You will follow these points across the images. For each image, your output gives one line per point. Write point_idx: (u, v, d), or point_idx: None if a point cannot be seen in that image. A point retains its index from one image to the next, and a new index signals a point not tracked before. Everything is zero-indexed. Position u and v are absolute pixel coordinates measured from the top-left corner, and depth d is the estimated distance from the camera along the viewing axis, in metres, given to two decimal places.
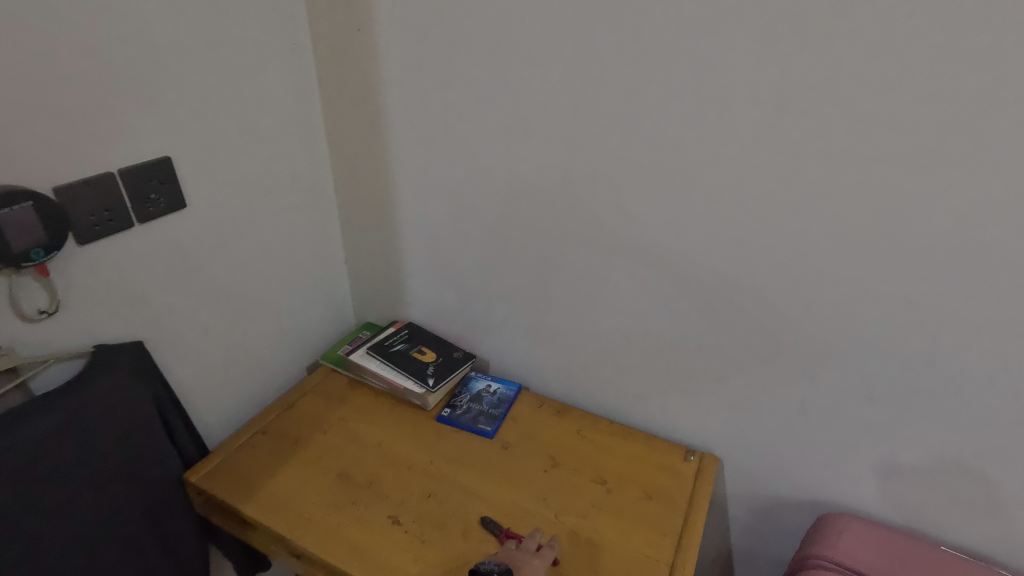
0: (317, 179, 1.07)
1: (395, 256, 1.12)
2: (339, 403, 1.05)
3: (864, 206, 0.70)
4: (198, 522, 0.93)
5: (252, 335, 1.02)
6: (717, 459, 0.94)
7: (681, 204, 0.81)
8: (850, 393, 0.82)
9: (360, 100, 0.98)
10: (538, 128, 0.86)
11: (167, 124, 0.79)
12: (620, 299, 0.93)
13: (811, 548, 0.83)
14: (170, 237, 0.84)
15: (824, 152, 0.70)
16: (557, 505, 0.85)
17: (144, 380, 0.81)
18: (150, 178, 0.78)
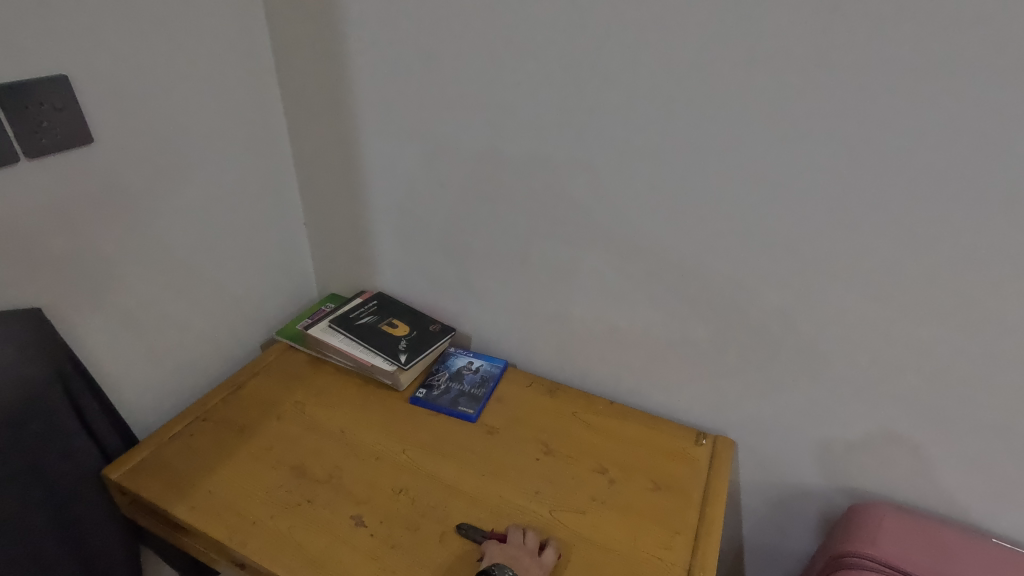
0: (266, 120, 0.91)
1: (361, 215, 0.96)
2: (296, 384, 0.90)
3: (936, 130, 0.57)
4: (126, 525, 0.79)
5: (190, 306, 0.86)
6: (732, 442, 0.82)
7: (699, 143, 0.67)
8: (897, 365, 0.69)
9: (312, 24, 0.82)
10: (528, 47, 0.71)
11: (61, 36, 0.63)
12: (622, 262, 0.79)
13: (845, 542, 0.72)
14: (74, 181, 0.67)
15: (891, 60, 0.56)
16: (551, 500, 0.72)
17: (39, 355, 0.66)
18: (41, 101, 0.62)
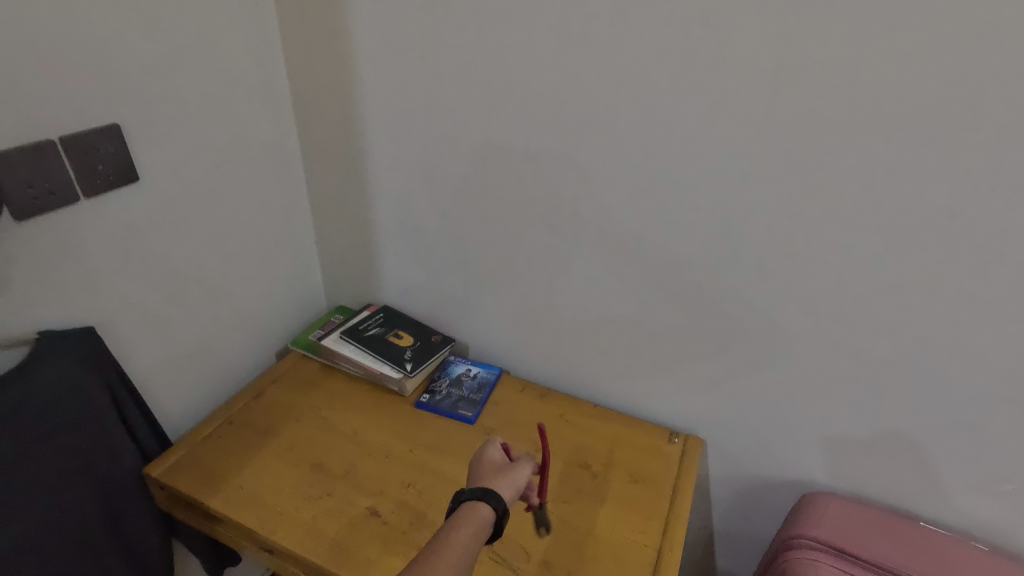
0: (284, 152, 1.00)
1: (369, 236, 1.06)
2: (311, 390, 1.00)
3: (861, 178, 0.68)
4: (161, 517, 0.88)
5: (216, 319, 0.96)
6: (702, 441, 0.93)
7: (669, 182, 0.78)
8: (839, 372, 0.80)
9: (329, 68, 0.92)
10: (521, 96, 0.81)
11: (114, 89, 0.72)
12: (604, 281, 0.90)
13: (797, 528, 0.82)
14: (123, 213, 0.77)
15: (824, 120, 0.67)
16: (541, 491, 0.83)
17: (95, 367, 0.75)
18: (98, 146, 0.71)
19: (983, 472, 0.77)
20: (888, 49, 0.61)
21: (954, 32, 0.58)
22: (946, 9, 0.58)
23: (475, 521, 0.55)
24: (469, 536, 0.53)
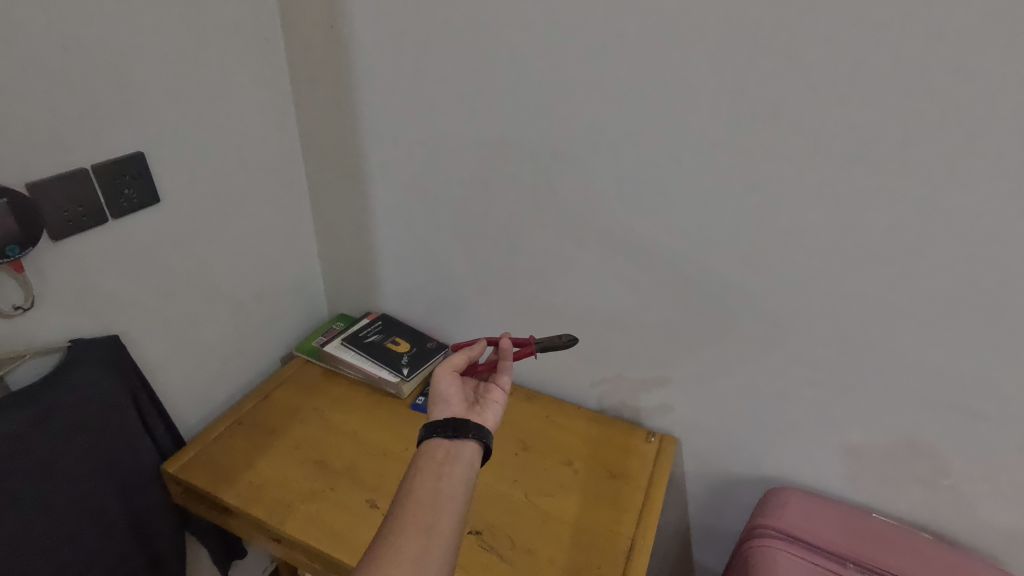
0: (289, 172, 1.08)
1: (369, 249, 1.14)
2: (314, 393, 1.07)
3: (811, 203, 0.76)
4: (175, 511, 0.95)
5: (226, 328, 1.03)
6: (676, 439, 1.01)
7: (642, 204, 0.86)
8: (796, 376, 0.89)
9: (332, 96, 1.00)
10: (508, 125, 0.89)
11: (138, 121, 0.79)
12: (586, 292, 0.98)
13: (759, 519, 0.90)
14: (144, 232, 0.84)
15: (778, 151, 0.74)
16: (527, 486, 0.90)
17: (119, 373, 0.82)
18: (124, 172, 0.79)
19: (926, 466, 0.85)
20: (833, 92, 0.69)
21: (890, 78, 0.66)
22: (879, 60, 0.66)
23: (421, 458, 0.56)
24: (428, 470, 0.55)
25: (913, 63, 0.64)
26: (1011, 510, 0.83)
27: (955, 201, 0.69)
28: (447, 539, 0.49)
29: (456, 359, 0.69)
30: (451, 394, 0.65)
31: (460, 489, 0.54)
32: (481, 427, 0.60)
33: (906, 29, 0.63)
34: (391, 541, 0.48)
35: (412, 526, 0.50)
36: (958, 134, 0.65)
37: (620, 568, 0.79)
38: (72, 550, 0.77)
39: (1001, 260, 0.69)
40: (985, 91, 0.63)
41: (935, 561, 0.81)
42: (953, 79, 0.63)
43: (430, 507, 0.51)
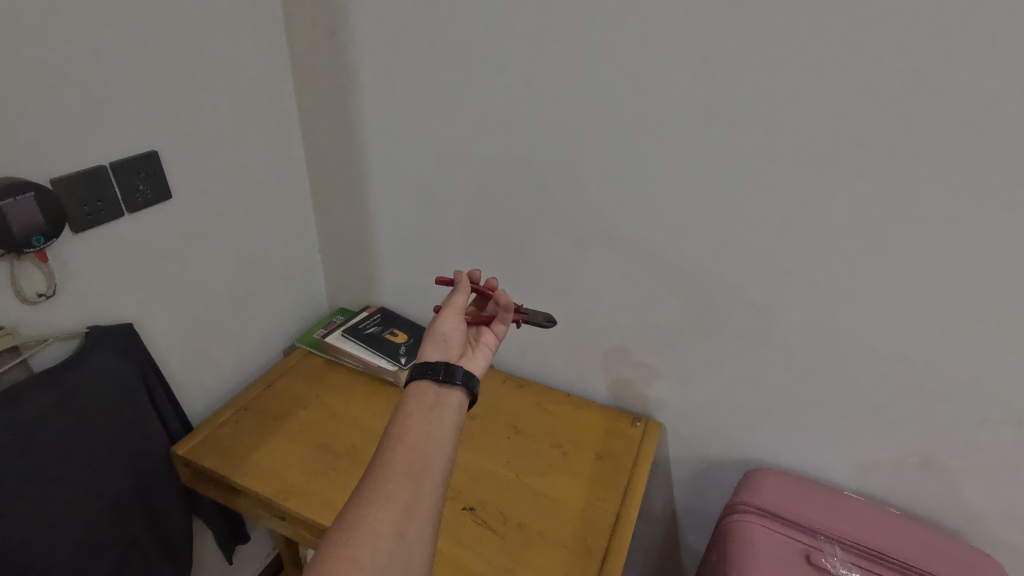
0: (292, 171, 1.13)
1: (368, 245, 1.19)
2: (315, 382, 1.12)
3: (781, 198, 0.81)
4: (184, 493, 1.00)
5: (231, 319, 1.08)
6: (660, 424, 1.06)
7: (626, 201, 0.92)
8: (771, 361, 0.94)
9: (333, 99, 1.05)
10: (500, 126, 0.94)
11: (152, 122, 0.84)
12: (575, 284, 1.03)
13: (738, 497, 0.94)
14: (156, 227, 0.89)
15: (751, 149, 0.80)
16: (519, 466, 0.95)
17: (133, 359, 0.86)
18: (139, 169, 0.84)
19: (894, 445, 0.91)
20: (801, 93, 0.74)
21: (852, 82, 0.71)
22: (841, 66, 0.71)
23: (412, 400, 0.60)
24: (416, 413, 0.59)
25: (873, 66, 0.70)
26: (973, 486, 0.88)
27: (913, 195, 0.74)
28: (433, 480, 0.54)
29: (460, 298, 0.72)
30: (450, 337, 0.69)
31: (446, 434, 0.58)
32: (468, 372, 0.64)
33: (865, 36, 0.69)
34: (380, 481, 0.53)
35: (399, 468, 0.54)
36: (914, 132, 0.71)
37: (606, 540, 0.84)
38: (89, 524, 0.82)
39: (955, 248, 0.75)
40: (936, 92, 0.68)
41: (901, 534, 0.86)
42: (909, 81, 0.69)
43: (416, 450, 0.55)
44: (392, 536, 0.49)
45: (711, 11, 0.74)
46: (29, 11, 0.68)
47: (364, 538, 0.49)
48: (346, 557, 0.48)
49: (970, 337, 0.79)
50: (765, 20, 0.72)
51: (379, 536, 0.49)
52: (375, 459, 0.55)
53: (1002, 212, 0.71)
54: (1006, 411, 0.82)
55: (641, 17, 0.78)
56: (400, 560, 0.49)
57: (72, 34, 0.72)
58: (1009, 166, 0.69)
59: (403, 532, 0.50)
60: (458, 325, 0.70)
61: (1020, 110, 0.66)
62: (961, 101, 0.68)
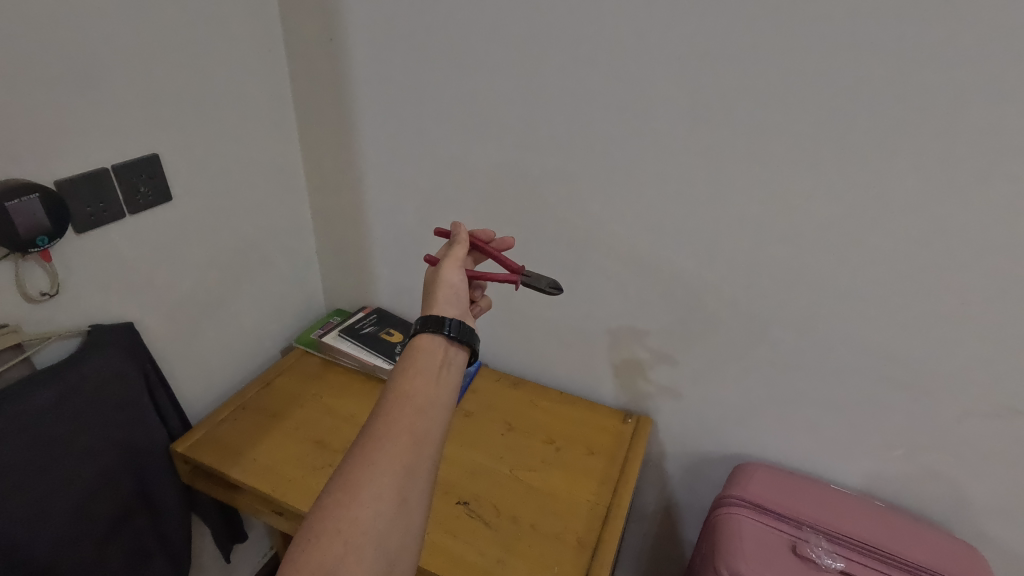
0: (290, 174, 1.15)
1: (364, 246, 1.21)
2: (312, 381, 1.14)
3: (765, 199, 0.84)
4: (182, 490, 1.01)
5: (229, 319, 1.10)
6: (651, 421, 1.08)
7: (615, 202, 0.94)
8: (758, 359, 0.96)
9: (330, 103, 1.07)
10: (493, 130, 0.97)
11: (153, 126, 0.87)
12: (566, 284, 1.06)
13: (727, 491, 0.96)
14: (156, 228, 0.91)
15: (735, 151, 0.83)
16: (512, 462, 0.97)
17: (135, 356, 0.88)
18: (141, 171, 0.86)
19: (878, 438, 0.93)
20: (780, 97, 0.77)
21: (829, 85, 0.74)
22: (818, 71, 0.74)
23: (420, 356, 0.61)
24: (426, 370, 0.60)
25: (848, 70, 0.72)
26: (954, 477, 0.90)
27: (889, 195, 0.77)
28: (435, 444, 0.56)
29: (459, 250, 0.72)
30: (456, 288, 0.69)
31: (449, 397, 0.60)
32: (469, 328, 0.65)
33: (841, 41, 0.71)
34: (387, 440, 0.54)
35: (404, 428, 0.55)
36: (889, 133, 0.74)
37: (596, 532, 0.86)
38: (91, 518, 0.84)
39: (933, 245, 0.78)
40: (909, 95, 0.71)
41: (884, 526, 0.89)
42: (884, 84, 0.71)
43: (421, 412, 0.57)
44: (393, 497, 0.51)
45: (693, 17, 0.77)
46: (35, 17, 0.70)
47: (367, 497, 0.51)
48: (348, 516, 0.50)
49: (948, 332, 0.82)
50: (745, 26, 0.75)
51: (381, 498, 0.51)
52: (383, 416, 0.56)
53: (974, 210, 0.74)
54: (986, 403, 0.84)
55: (627, 25, 0.81)
56: (399, 521, 0.51)
57: (76, 40, 0.74)
58: (980, 166, 0.71)
59: (404, 494, 0.52)
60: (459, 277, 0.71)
61: (988, 112, 0.69)
62: (936, 102, 0.70)
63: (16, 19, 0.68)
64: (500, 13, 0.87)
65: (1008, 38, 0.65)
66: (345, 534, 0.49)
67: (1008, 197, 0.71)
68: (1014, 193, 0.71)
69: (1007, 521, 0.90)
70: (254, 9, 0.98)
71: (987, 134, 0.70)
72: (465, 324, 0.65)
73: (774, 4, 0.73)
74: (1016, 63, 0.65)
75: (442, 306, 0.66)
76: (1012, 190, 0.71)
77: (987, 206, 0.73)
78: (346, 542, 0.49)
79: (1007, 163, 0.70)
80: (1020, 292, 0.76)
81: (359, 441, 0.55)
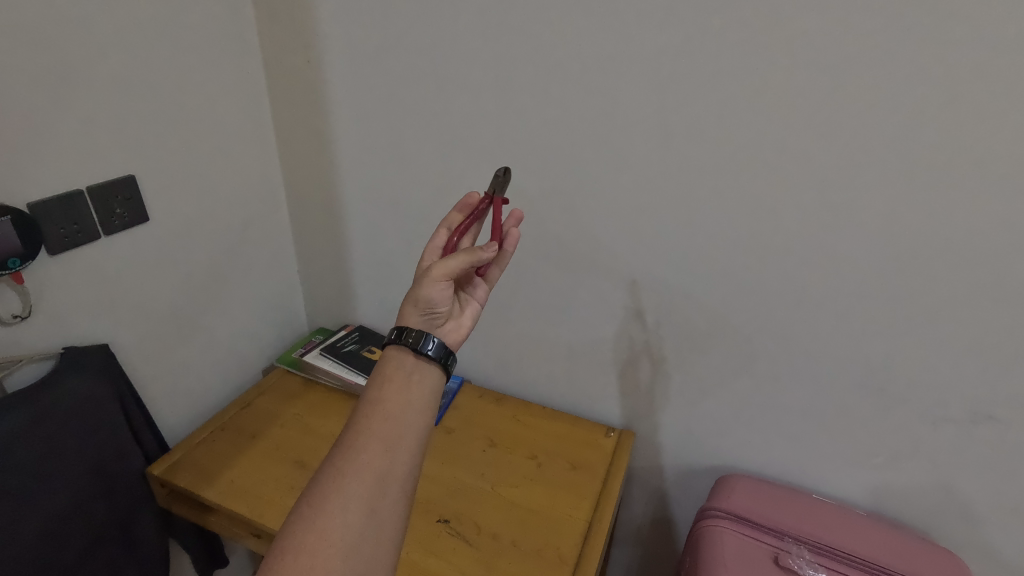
0: (270, 193, 1.16)
1: (345, 265, 1.21)
2: (293, 400, 1.13)
3: (737, 211, 0.85)
4: (160, 514, 1.00)
5: (209, 339, 1.10)
6: (633, 434, 1.08)
7: (591, 216, 0.95)
8: (736, 370, 0.97)
9: (309, 123, 1.08)
10: (470, 148, 0.98)
11: (129, 147, 0.87)
12: (546, 298, 1.06)
13: (710, 503, 0.96)
14: (132, 248, 0.91)
15: (704, 165, 0.84)
16: (494, 478, 0.97)
17: (110, 378, 0.87)
18: (117, 193, 0.86)
19: (857, 447, 0.94)
20: (748, 111, 0.79)
21: (792, 101, 0.76)
22: (782, 87, 0.76)
23: (391, 363, 0.61)
24: (396, 378, 0.60)
25: (812, 86, 0.74)
26: (936, 485, 0.91)
27: (857, 206, 0.78)
28: (409, 449, 0.56)
29: (453, 262, 0.64)
30: (437, 299, 0.65)
31: (424, 404, 0.59)
32: (445, 345, 0.63)
33: (800, 57, 0.73)
34: (356, 450, 0.54)
35: (374, 436, 0.55)
36: (854, 145, 0.75)
37: (578, 548, 0.86)
38: (64, 545, 0.82)
39: (904, 255, 0.79)
40: (871, 109, 0.73)
41: (866, 534, 0.89)
42: (845, 98, 0.73)
43: (393, 419, 0.57)
44: (361, 508, 0.52)
45: (660, 36, 0.79)
46: (10, 42, 0.71)
47: (334, 509, 0.51)
48: (316, 528, 0.50)
49: (922, 339, 0.83)
50: (709, 44, 0.77)
51: (348, 510, 0.51)
52: (352, 426, 0.57)
53: (939, 220, 0.75)
54: (964, 409, 0.85)
55: (595, 44, 0.83)
56: (369, 532, 0.51)
57: (51, 64, 0.75)
58: (944, 176, 0.73)
59: (373, 505, 0.52)
60: (445, 285, 0.65)
61: (948, 123, 0.70)
62: (896, 115, 0.72)
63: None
64: (474, 34, 0.89)
65: (963, 52, 0.67)
66: (312, 547, 0.49)
67: (970, 206, 0.73)
68: (976, 200, 0.73)
69: (990, 528, 0.90)
70: (232, 32, 1.00)
71: (947, 145, 0.71)
72: (441, 342, 0.63)
73: (736, 22, 0.75)
74: (972, 77, 0.67)
75: (415, 318, 0.64)
76: (975, 199, 0.73)
77: (951, 215, 0.74)
78: (313, 556, 0.49)
79: (968, 172, 0.72)
80: (989, 299, 0.77)
81: (331, 452, 0.56)
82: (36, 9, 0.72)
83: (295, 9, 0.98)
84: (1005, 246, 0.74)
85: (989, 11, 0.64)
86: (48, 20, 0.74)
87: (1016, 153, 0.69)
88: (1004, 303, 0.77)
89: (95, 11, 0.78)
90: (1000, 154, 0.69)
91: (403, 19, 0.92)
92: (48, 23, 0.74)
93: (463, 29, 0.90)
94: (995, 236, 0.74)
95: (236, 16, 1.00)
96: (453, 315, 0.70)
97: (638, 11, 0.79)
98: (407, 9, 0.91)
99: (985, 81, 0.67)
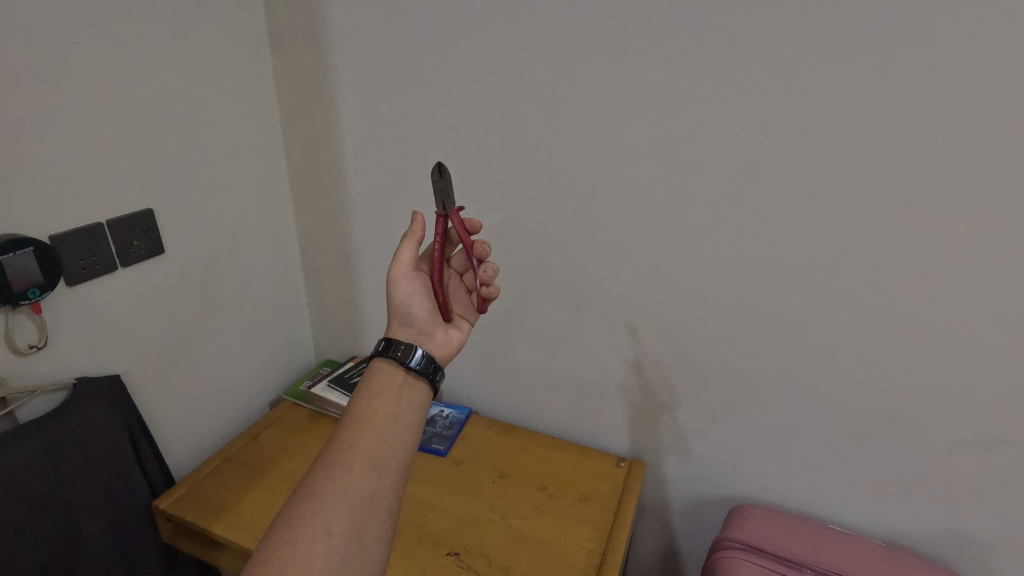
0: (281, 227, 1.18)
1: (354, 296, 1.22)
2: (300, 432, 1.12)
3: (740, 239, 0.87)
4: (164, 550, 0.98)
5: (218, 370, 1.10)
6: (643, 464, 1.07)
7: (597, 246, 0.97)
8: (745, 396, 0.97)
9: (320, 159, 1.12)
10: (477, 181, 1.01)
11: (147, 182, 0.90)
12: (553, 327, 1.07)
13: (723, 534, 0.94)
14: (146, 279, 0.93)
15: (705, 195, 0.87)
16: (503, 509, 0.95)
17: (120, 409, 0.87)
18: (134, 226, 0.89)
19: (871, 475, 0.92)
20: (747, 143, 0.82)
21: (787, 132, 0.79)
22: (776, 120, 0.79)
23: (380, 377, 0.62)
24: (384, 395, 0.61)
25: (805, 118, 0.78)
26: (953, 513, 0.89)
27: (856, 232, 0.80)
28: (395, 469, 0.56)
29: (405, 253, 0.71)
30: (412, 304, 0.71)
31: (412, 421, 0.60)
32: (432, 360, 0.65)
33: (792, 92, 0.77)
34: (340, 468, 0.54)
35: (360, 454, 0.55)
36: (850, 173, 0.78)
37: None
38: None
39: (907, 280, 0.80)
40: (862, 139, 0.76)
41: (886, 564, 0.86)
42: (837, 130, 0.77)
43: (381, 436, 0.57)
44: (345, 531, 0.51)
45: (661, 72, 0.83)
46: (41, 83, 0.75)
47: (317, 531, 0.51)
48: (296, 552, 0.49)
49: (929, 363, 0.83)
50: (705, 79, 0.81)
51: (333, 533, 0.51)
52: (337, 442, 0.57)
53: (938, 244, 0.77)
54: (976, 434, 0.84)
55: (597, 81, 0.87)
56: (353, 556, 0.51)
57: (77, 103, 0.79)
58: (939, 201, 0.75)
59: (358, 527, 0.52)
60: (416, 290, 0.71)
61: (938, 152, 0.73)
62: (887, 145, 0.75)
63: (19, 84, 0.73)
64: (480, 73, 0.94)
65: (946, 85, 0.71)
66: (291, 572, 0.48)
67: (967, 230, 0.75)
68: (974, 222, 0.75)
69: (1012, 558, 0.88)
70: (250, 74, 1.05)
71: (940, 172, 0.74)
72: (426, 356, 0.65)
73: (728, 60, 0.79)
74: (957, 107, 0.71)
75: (398, 329, 0.70)
76: (970, 223, 0.75)
77: (949, 239, 0.76)
78: None
79: (962, 196, 0.74)
80: (994, 321, 0.78)
81: (316, 468, 0.55)
82: (67, 53, 0.77)
83: (310, 53, 1.04)
84: (1005, 269, 0.75)
85: (971, 46, 0.68)
86: (77, 62, 0.78)
87: (1007, 178, 0.71)
88: (1010, 325, 0.77)
89: (122, 55, 0.83)
90: (991, 180, 0.72)
91: (413, 58, 0.97)
92: (76, 64, 0.78)
93: (471, 67, 0.94)
94: (995, 259, 0.75)
95: (253, 60, 1.05)
96: (442, 328, 0.73)
97: (639, 48, 0.83)
98: (417, 50, 0.96)
99: (968, 111, 0.71)
